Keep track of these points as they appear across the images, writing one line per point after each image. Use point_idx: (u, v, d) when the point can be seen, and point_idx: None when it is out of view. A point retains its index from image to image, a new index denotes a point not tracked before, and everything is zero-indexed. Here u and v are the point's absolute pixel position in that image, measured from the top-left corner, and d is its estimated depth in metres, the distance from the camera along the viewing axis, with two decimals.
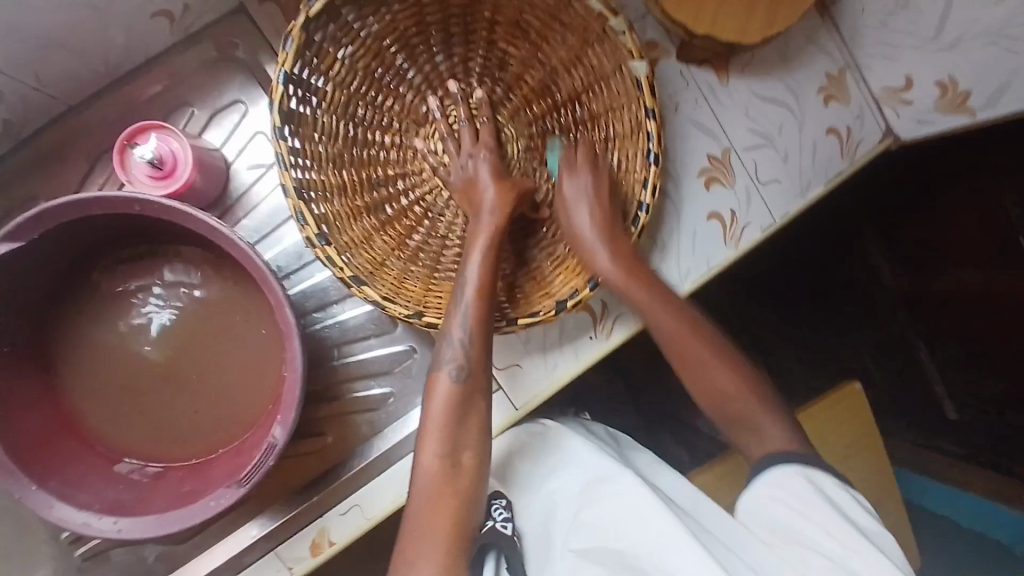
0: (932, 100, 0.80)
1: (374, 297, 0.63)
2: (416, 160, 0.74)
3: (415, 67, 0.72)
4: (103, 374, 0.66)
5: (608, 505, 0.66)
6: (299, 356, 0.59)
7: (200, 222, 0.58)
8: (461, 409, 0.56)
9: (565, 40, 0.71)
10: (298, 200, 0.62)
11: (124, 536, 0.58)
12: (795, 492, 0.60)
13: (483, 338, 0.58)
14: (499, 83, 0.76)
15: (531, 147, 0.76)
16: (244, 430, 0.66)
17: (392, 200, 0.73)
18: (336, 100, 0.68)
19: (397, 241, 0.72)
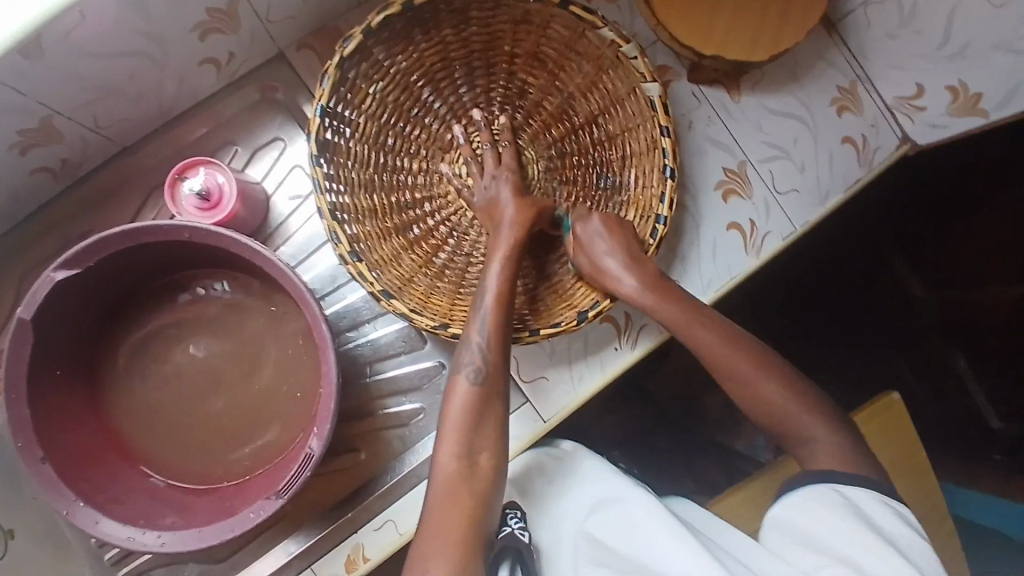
0: (944, 104, 0.83)
1: (402, 310, 0.66)
2: (442, 184, 0.78)
3: (441, 99, 0.77)
4: (153, 398, 0.71)
5: (624, 523, 0.69)
6: (334, 370, 0.61)
7: (243, 246, 0.62)
8: (479, 411, 0.58)
9: (581, 68, 0.77)
10: (332, 220, 0.66)
11: (166, 549, 0.61)
12: (825, 506, 0.59)
13: (499, 342, 0.62)
14: (519, 110, 0.80)
15: (551, 168, 0.80)
16: (281, 449, 0.70)
17: (419, 222, 0.77)
18: (367, 131, 0.73)
19: (424, 259, 0.75)
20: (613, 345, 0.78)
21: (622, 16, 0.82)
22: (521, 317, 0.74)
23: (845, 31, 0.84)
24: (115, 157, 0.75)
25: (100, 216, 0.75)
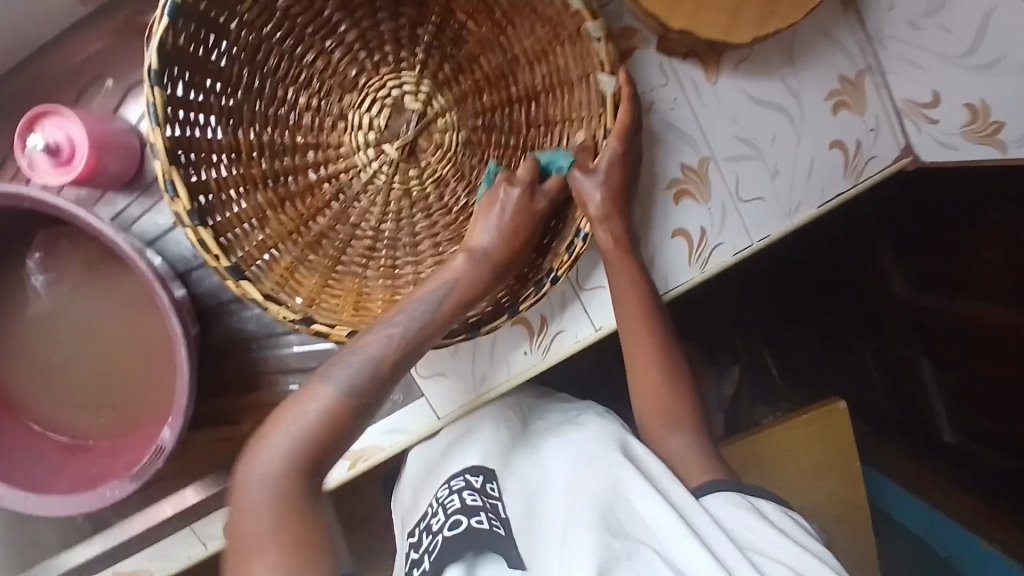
0: (960, 124, 0.69)
1: (253, 296, 0.62)
2: (336, 133, 0.72)
3: (354, 26, 0.69)
4: (23, 350, 0.68)
5: (608, 491, 0.61)
6: (186, 366, 0.58)
7: (86, 223, 0.56)
8: (336, 429, 0.54)
9: (534, 30, 0.64)
10: (168, 167, 0.60)
11: (29, 511, 0.61)
12: (746, 511, 0.61)
13: (377, 379, 0.56)
14: (449, 60, 0.70)
15: (472, 141, 0.71)
16: (153, 420, 0.68)
17: (296, 173, 0.71)
18: (248, 47, 0.65)
19: (296, 222, 0.71)
20: (522, 348, 0.74)
21: None
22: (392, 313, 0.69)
23: (864, 8, 0.70)
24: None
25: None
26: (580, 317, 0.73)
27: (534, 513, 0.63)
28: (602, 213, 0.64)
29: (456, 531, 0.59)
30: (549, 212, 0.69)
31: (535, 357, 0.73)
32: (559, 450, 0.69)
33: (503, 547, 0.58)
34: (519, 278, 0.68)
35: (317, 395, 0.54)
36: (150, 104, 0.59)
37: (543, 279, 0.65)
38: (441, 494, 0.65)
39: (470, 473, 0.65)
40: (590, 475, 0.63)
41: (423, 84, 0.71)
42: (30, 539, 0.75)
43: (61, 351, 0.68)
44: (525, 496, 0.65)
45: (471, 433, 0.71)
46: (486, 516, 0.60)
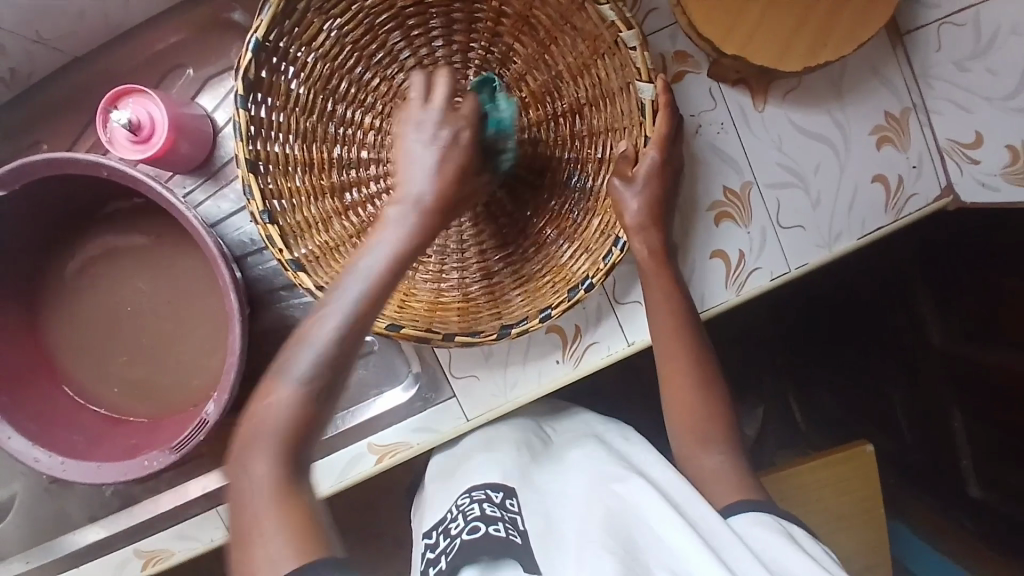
0: (1001, 164, 0.71)
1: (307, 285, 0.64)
2: (393, 148, 0.73)
3: (410, 50, 0.71)
4: (80, 320, 0.71)
5: (631, 511, 0.59)
6: (238, 342, 0.60)
7: (160, 197, 0.59)
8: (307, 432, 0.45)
9: (576, 45, 0.67)
10: (247, 172, 0.63)
11: (67, 477, 0.62)
12: (776, 534, 0.58)
13: (344, 358, 0.46)
14: (498, 81, 0.73)
15: (522, 156, 0.72)
16: (197, 398, 0.70)
17: (359, 185, 0.72)
18: (317, 72, 0.68)
19: (356, 230, 0.72)
20: (556, 357, 0.74)
21: None
22: (443, 321, 0.69)
23: (911, 48, 0.73)
24: (65, 71, 0.74)
25: (47, 127, 0.74)
26: (615, 330, 0.74)
27: (551, 530, 0.59)
28: (637, 221, 0.66)
29: (474, 537, 0.57)
30: (591, 225, 0.70)
31: (568, 366, 0.74)
32: (578, 468, 0.67)
33: (520, 554, 0.55)
34: (553, 284, 0.69)
35: (278, 395, 0.45)
36: (235, 121, 0.62)
37: (577, 286, 0.66)
38: (460, 502, 0.63)
39: (491, 488, 0.63)
40: (610, 495, 0.61)
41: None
42: (58, 508, 0.76)
43: (115, 323, 0.71)
44: (546, 508, 0.63)
45: (495, 443, 0.71)
46: (505, 525, 0.58)
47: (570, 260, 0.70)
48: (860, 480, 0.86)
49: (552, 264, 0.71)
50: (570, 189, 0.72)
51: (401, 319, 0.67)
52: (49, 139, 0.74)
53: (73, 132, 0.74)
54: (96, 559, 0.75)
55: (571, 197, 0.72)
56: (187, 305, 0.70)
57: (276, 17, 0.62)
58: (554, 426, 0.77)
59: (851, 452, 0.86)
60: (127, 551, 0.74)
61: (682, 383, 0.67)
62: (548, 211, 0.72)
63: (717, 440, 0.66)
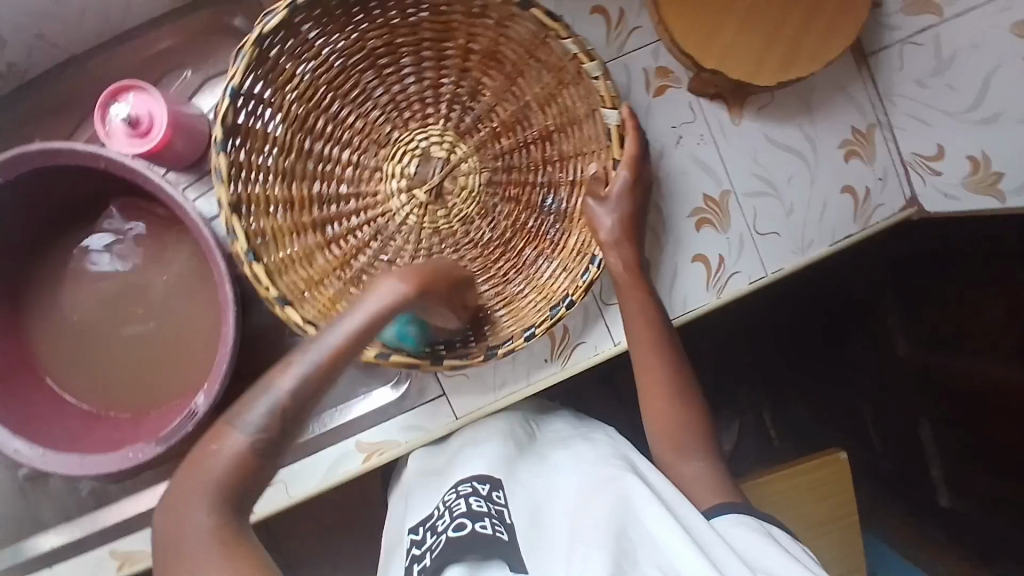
0: (962, 175, 0.77)
1: (293, 319, 0.63)
2: (372, 181, 0.73)
3: (382, 87, 0.71)
4: (62, 311, 0.70)
5: (616, 506, 0.58)
6: (231, 334, 0.61)
7: (159, 189, 0.60)
8: (246, 483, 0.42)
9: (541, 78, 0.70)
10: (230, 214, 0.62)
11: (48, 468, 0.61)
12: (759, 535, 0.59)
13: (299, 412, 0.44)
14: (469, 112, 0.73)
15: (494, 181, 0.74)
16: (182, 392, 0.69)
17: (339, 219, 0.72)
18: (293, 114, 0.68)
19: (340, 261, 0.72)
20: (543, 356, 0.76)
21: (628, 5, 0.74)
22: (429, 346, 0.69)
23: (874, 67, 0.79)
24: (63, 68, 0.75)
25: (44, 122, 0.74)
26: (600, 330, 0.76)
27: (540, 526, 0.60)
28: (611, 237, 0.69)
29: (460, 533, 0.57)
30: (569, 240, 0.72)
31: (555, 366, 0.76)
32: (570, 467, 0.67)
33: (507, 552, 0.55)
34: (540, 289, 0.71)
35: (226, 445, 0.43)
36: (216, 166, 0.62)
37: (559, 304, 0.68)
38: (447, 498, 0.63)
39: (477, 480, 0.63)
40: (600, 493, 0.60)
41: (450, 137, 0.73)
42: (30, 510, 0.74)
43: (99, 315, 0.70)
44: (533, 510, 0.62)
45: (481, 439, 0.71)
46: (491, 521, 0.58)
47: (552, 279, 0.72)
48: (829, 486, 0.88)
49: (537, 283, 0.72)
50: (545, 211, 0.73)
51: None
52: (41, 133, 0.75)
53: (67, 129, 0.75)
54: (69, 560, 0.73)
55: (551, 216, 0.73)
56: (173, 299, 0.70)
57: (251, 62, 0.62)
58: (538, 422, 0.78)
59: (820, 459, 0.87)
60: (104, 550, 0.72)
61: (665, 379, 0.69)
62: (526, 233, 0.73)
63: (699, 435, 0.68)
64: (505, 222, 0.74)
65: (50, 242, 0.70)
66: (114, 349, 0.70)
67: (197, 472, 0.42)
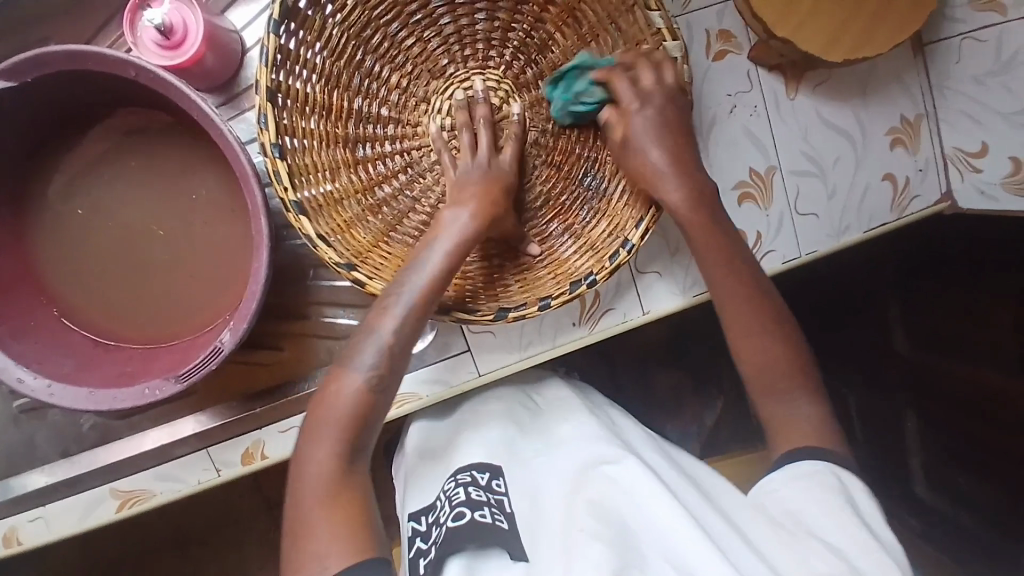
0: (1002, 175, 0.77)
1: (307, 232, 0.60)
2: (416, 111, 0.69)
3: (451, 18, 0.67)
4: (74, 233, 0.65)
5: (607, 489, 0.56)
6: (264, 269, 0.57)
7: (192, 103, 0.54)
8: (366, 413, 0.52)
9: (615, 47, 0.67)
10: (264, 101, 0.58)
11: (54, 401, 0.57)
12: (823, 492, 0.53)
13: (403, 351, 0.55)
14: (531, 66, 0.69)
15: (539, 142, 0.70)
16: (200, 329, 0.66)
17: (374, 141, 0.68)
18: (354, 19, 0.64)
19: (363, 184, 0.67)
20: (572, 319, 0.75)
21: None
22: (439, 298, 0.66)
23: (930, 57, 0.78)
24: None
25: (60, 24, 0.68)
26: (632, 298, 0.75)
27: (540, 507, 0.59)
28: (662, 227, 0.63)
29: (459, 524, 0.57)
30: (598, 227, 0.69)
31: (584, 330, 0.74)
32: (573, 443, 0.65)
33: (506, 541, 0.55)
34: (578, 251, 0.69)
35: (346, 381, 0.52)
36: (263, 47, 0.58)
37: (580, 280, 0.65)
38: (447, 487, 0.63)
39: (476, 469, 0.63)
40: (602, 478, 0.58)
41: (504, 85, 0.69)
42: (25, 440, 0.71)
43: (113, 240, 0.65)
44: (535, 495, 0.61)
45: (482, 422, 0.71)
46: (490, 510, 0.58)
47: (574, 254, 0.69)
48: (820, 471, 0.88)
49: (556, 260, 0.69)
50: (582, 187, 0.70)
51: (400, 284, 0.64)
52: (56, 36, 0.69)
53: (85, 35, 0.69)
54: (65, 496, 0.70)
55: (586, 193, 0.70)
56: (196, 229, 0.65)
57: None
58: (554, 386, 0.77)
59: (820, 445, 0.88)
60: (104, 488, 0.70)
61: None
62: (558, 205, 0.70)
63: None
64: (540, 184, 0.71)
65: (64, 156, 0.65)
66: (129, 277, 0.66)
67: (325, 404, 0.52)
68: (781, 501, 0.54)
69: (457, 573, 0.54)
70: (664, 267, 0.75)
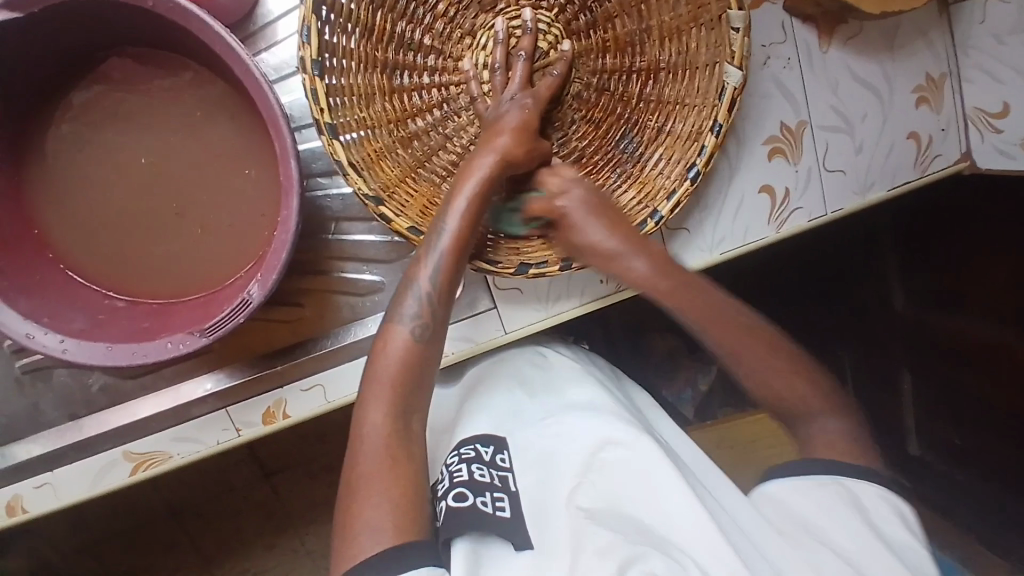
0: (1022, 135, 0.76)
1: (338, 156, 0.58)
2: (459, 45, 0.66)
3: None
4: (81, 184, 0.62)
5: (618, 476, 0.57)
6: (294, 218, 0.54)
7: (215, 36, 0.50)
8: (415, 368, 0.55)
9: (676, 7, 0.63)
10: (311, 12, 0.56)
11: (69, 358, 0.54)
12: (832, 499, 0.57)
13: (443, 301, 0.57)
14: (585, 12, 0.66)
15: (581, 97, 0.67)
16: (218, 286, 0.62)
17: (413, 70, 0.65)
18: None
19: (397, 115, 0.64)
20: (600, 276, 0.73)
21: None
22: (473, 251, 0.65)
23: (954, 14, 0.77)
24: None
25: None
26: None
27: (547, 483, 0.58)
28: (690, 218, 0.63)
29: (460, 505, 0.53)
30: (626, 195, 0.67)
31: (610, 289, 0.73)
32: (575, 411, 0.64)
33: (509, 532, 0.52)
34: None
35: (393, 335, 0.56)
36: None
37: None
38: (449, 461, 0.60)
39: (480, 443, 0.61)
40: (609, 462, 0.58)
41: (555, 28, 0.66)
42: (30, 404, 0.68)
43: (123, 190, 0.62)
44: (543, 463, 0.60)
45: (484, 395, 0.69)
46: (492, 497, 0.55)
47: None
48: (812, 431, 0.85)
49: None
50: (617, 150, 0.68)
51: (424, 225, 0.62)
52: None
53: None
54: (75, 462, 0.68)
55: (620, 157, 0.68)
56: (210, 176, 0.62)
57: None
58: (566, 352, 0.76)
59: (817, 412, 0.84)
60: (117, 452, 0.68)
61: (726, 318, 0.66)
62: (589, 160, 0.68)
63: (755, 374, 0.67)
64: (576, 141, 0.69)
65: (68, 98, 0.61)
66: (140, 229, 0.63)
67: (378, 362, 0.55)
68: (794, 506, 0.58)
69: (463, 555, 0.51)
70: (694, 223, 0.74)
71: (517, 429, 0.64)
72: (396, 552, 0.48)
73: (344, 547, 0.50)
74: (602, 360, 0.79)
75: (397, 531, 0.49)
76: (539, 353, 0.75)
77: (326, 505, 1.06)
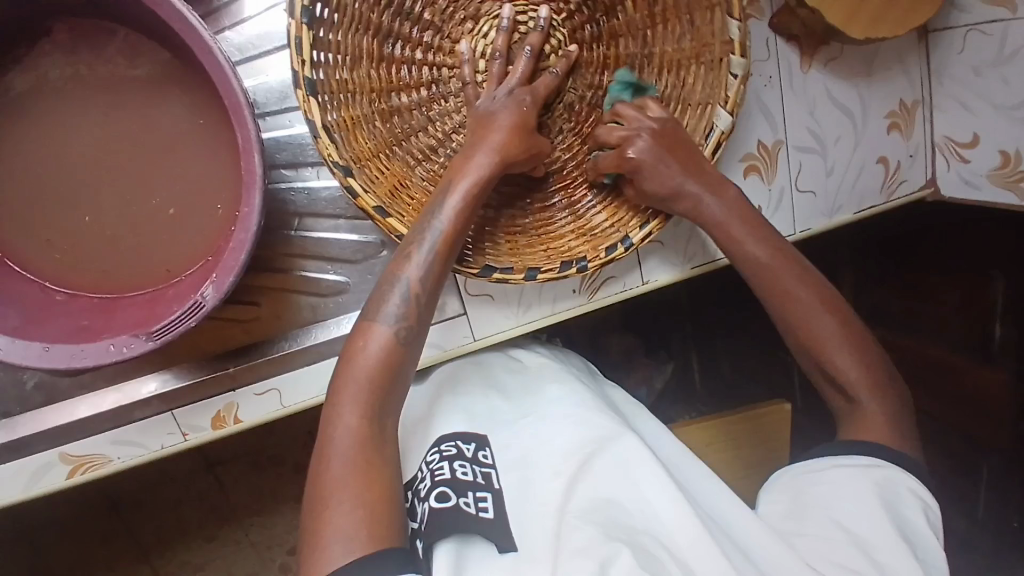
0: (988, 167, 0.76)
1: (314, 116, 0.54)
2: (457, 27, 0.63)
3: None
4: (21, 164, 0.56)
5: (603, 470, 0.56)
6: (256, 217, 0.50)
7: (177, 17, 0.47)
8: (396, 368, 0.53)
9: (681, 40, 0.63)
10: None
11: (0, 357, 0.51)
12: (862, 487, 0.55)
13: (428, 301, 0.55)
14: (593, 23, 0.65)
15: (574, 106, 0.66)
16: (169, 281, 0.58)
17: (406, 42, 0.62)
18: None
19: (380, 84, 0.61)
20: (572, 286, 0.72)
21: None
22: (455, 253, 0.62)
23: (932, 44, 0.78)
24: None
25: None
26: (634, 268, 0.73)
27: (529, 480, 0.57)
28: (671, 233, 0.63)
29: (442, 506, 0.52)
30: (596, 216, 0.66)
31: (584, 298, 0.72)
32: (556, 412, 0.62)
33: (492, 532, 0.51)
34: (573, 230, 0.66)
35: (374, 334, 0.53)
36: None
37: (572, 262, 0.62)
38: (428, 460, 0.58)
39: (461, 440, 0.59)
40: (598, 457, 0.57)
41: (560, 31, 0.64)
42: None
43: (64, 173, 0.57)
44: (525, 458, 0.59)
45: (462, 391, 0.67)
46: (474, 497, 0.53)
47: (573, 239, 0.65)
48: (771, 430, 0.81)
49: (547, 229, 0.66)
50: (597, 169, 0.67)
51: (393, 208, 0.59)
52: None
53: None
54: (5, 462, 0.63)
55: (599, 176, 0.67)
56: (164, 162, 0.57)
57: None
58: (534, 353, 0.74)
59: (777, 408, 0.80)
60: (52, 454, 0.64)
61: None
62: (569, 171, 0.67)
63: None
64: (560, 151, 0.67)
65: (9, 70, 0.56)
66: (85, 217, 0.58)
67: (354, 362, 0.52)
68: (817, 490, 0.56)
69: (446, 561, 0.49)
70: (668, 238, 0.73)
71: (498, 424, 0.63)
72: (367, 562, 0.45)
73: (310, 554, 0.47)
74: (581, 361, 0.78)
75: (369, 538, 0.46)
76: (512, 358, 0.73)
77: (277, 498, 1.03)
